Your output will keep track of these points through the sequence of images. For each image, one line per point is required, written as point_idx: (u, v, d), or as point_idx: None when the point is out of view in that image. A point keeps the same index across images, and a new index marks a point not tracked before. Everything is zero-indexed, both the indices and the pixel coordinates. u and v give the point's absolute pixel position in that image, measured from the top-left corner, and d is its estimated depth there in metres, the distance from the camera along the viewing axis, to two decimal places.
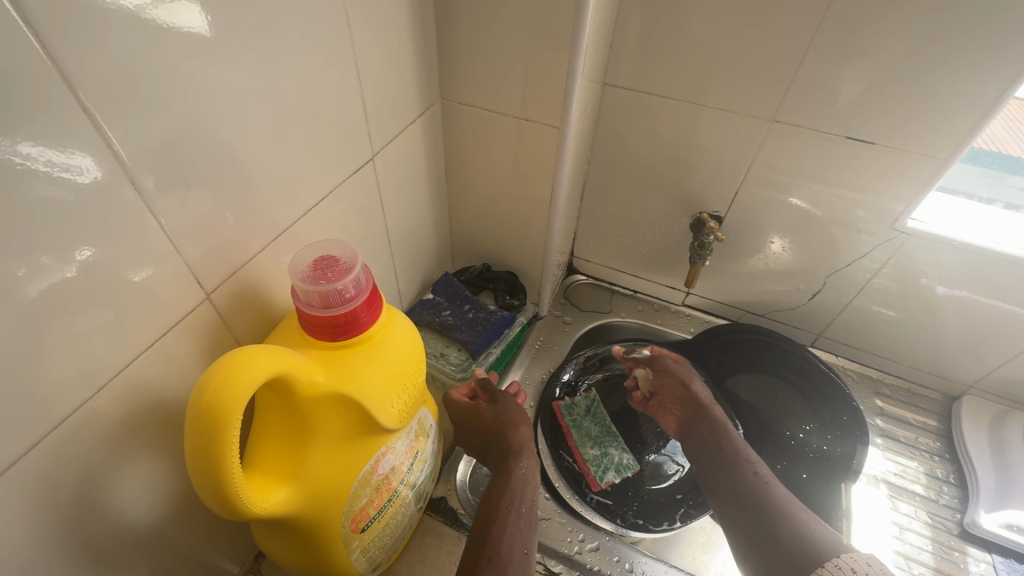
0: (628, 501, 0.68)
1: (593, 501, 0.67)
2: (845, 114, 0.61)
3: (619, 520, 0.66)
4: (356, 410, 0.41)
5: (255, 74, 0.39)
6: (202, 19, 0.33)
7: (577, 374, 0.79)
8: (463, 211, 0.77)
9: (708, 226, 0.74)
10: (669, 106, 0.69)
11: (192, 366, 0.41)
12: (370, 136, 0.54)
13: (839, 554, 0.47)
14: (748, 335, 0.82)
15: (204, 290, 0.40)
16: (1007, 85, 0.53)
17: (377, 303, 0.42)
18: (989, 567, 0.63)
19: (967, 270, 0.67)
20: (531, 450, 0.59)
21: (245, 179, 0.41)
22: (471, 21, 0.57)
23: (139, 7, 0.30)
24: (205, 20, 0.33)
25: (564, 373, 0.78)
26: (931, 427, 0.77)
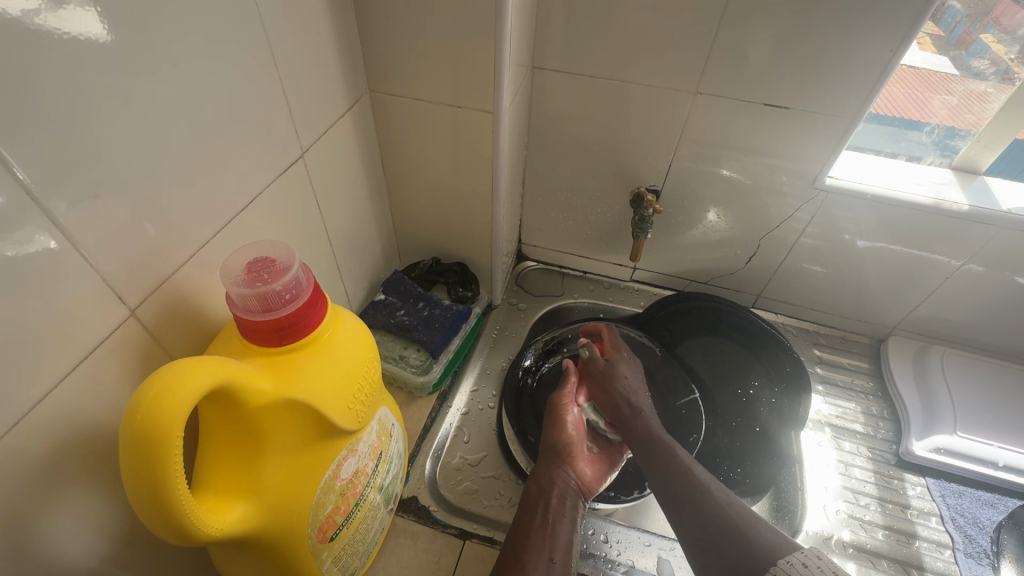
0: None
1: None
2: (761, 83, 0.64)
3: (592, 495, 0.68)
4: (311, 415, 0.39)
5: (164, 72, 0.36)
6: (100, 25, 0.31)
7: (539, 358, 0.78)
8: (405, 206, 0.76)
9: (648, 201, 0.76)
10: (598, 86, 0.70)
11: (123, 390, 0.38)
12: (297, 133, 0.52)
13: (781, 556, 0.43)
14: (695, 304, 0.85)
15: (128, 306, 0.37)
16: (898, 46, 0.57)
17: (322, 302, 0.41)
18: (924, 489, 0.69)
19: (880, 222, 0.72)
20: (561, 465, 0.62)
21: (164, 185, 0.38)
22: (392, 9, 0.55)
23: (27, 13, 0.27)
24: (104, 27, 0.31)
25: (525, 359, 0.77)
26: (864, 369, 0.83)
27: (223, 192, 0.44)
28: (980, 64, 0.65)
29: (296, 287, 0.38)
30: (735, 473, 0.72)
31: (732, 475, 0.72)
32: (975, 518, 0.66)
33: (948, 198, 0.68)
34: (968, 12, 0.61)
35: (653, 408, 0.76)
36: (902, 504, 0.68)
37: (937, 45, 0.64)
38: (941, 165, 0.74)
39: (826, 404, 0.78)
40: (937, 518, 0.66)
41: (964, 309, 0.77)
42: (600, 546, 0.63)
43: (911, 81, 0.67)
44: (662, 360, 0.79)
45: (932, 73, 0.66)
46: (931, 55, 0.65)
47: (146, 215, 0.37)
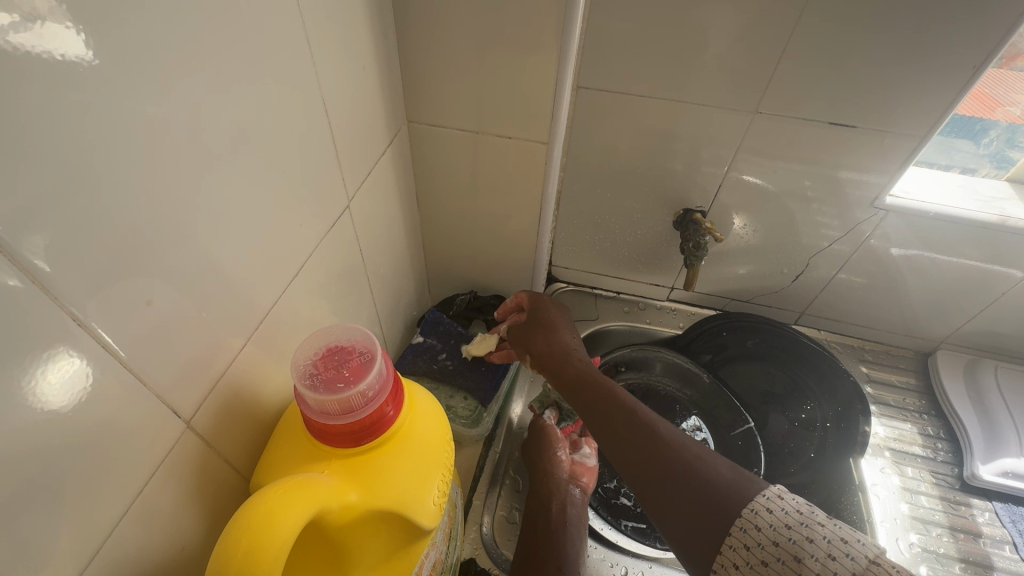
0: None
1: (628, 527, 0.65)
2: (827, 99, 0.60)
3: (660, 543, 0.64)
4: (399, 522, 0.34)
5: (207, 135, 0.30)
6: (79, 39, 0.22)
7: None
8: (439, 238, 0.70)
9: (706, 227, 0.72)
10: (647, 105, 0.65)
11: (184, 514, 0.32)
12: (343, 180, 0.46)
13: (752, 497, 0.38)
14: (741, 323, 0.81)
15: (184, 418, 0.31)
16: (982, 60, 0.53)
17: (401, 391, 0.35)
18: (992, 515, 0.67)
19: (937, 240, 0.69)
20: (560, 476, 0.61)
21: (215, 269, 0.32)
22: (437, 32, 0.49)
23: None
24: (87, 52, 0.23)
25: None
26: (913, 386, 0.81)
27: (271, 261, 0.38)
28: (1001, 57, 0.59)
29: (378, 382, 0.33)
30: None
31: None
32: None
33: (1011, 214, 0.65)
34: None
35: (708, 434, 0.74)
36: (974, 532, 0.66)
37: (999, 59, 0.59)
38: (995, 178, 0.71)
39: (882, 426, 0.76)
40: (1010, 546, 0.65)
41: (1018, 322, 0.75)
42: None
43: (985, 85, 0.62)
44: (714, 389, 0.75)
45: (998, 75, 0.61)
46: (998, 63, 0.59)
47: (197, 309, 0.31)
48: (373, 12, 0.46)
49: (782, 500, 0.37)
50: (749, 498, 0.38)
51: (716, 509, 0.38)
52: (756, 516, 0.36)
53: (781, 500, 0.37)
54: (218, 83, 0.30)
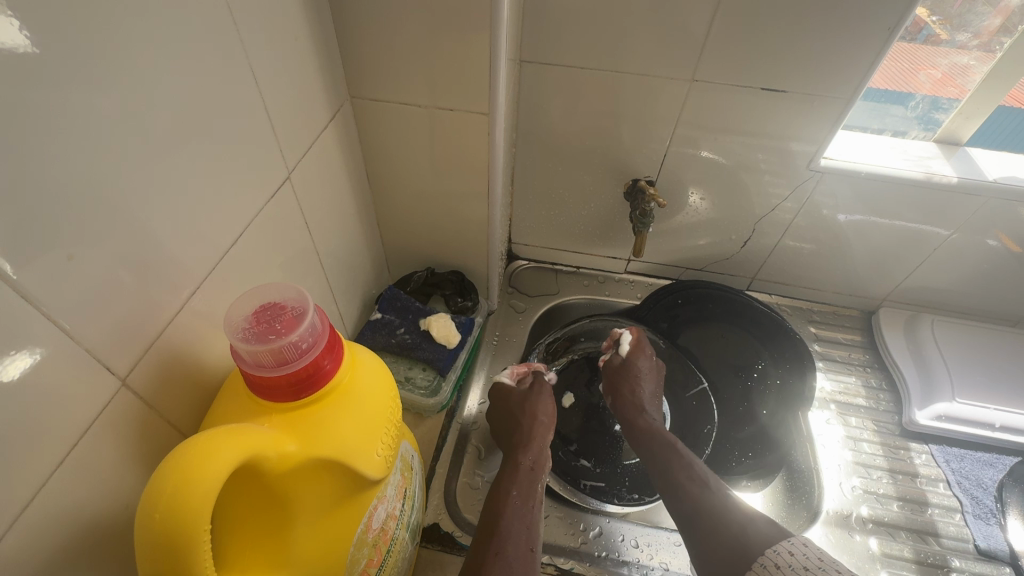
0: (620, 480, 0.69)
1: (587, 487, 0.68)
2: (758, 66, 0.62)
3: (618, 500, 0.67)
4: (341, 471, 0.36)
5: (132, 100, 0.31)
6: (18, 30, 0.24)
7: (545, 361, 0.77)
8: (393, 216, 0.71)
9: (648, 194, 0.74)
10: (589, 78, 0.67)
11: (123, 471, 0.33)
12: (282, 152, 0.46)
13: (779, 542, 0.47)
14: (695, 289, 0.83)
15: (118, 376, 0.32)
16: (897, 23, 0.56)
17: (338, 345, 0.37)
18: (929, 456, 0.72)
19: (872, 199, 0.73)
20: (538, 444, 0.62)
21: (144, 231, 0.33)
22: (371, 5, 0.50)
23: None
24: (24, 35, 0.24)
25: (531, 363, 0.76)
26: (858, 342, 0.85)
27: (209, 229, 0.39)
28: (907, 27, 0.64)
29: (312, 334, 0.34)
30: (746, 458, 0.74)
31: (744, 460, 0.74)
32: (979, 479, 0.70)
33: (937, 171, 0.69)
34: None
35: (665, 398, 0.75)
36: (911, 473, 0.70)
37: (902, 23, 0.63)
38: (924, 140, 0.74)
39: (828, 381, 0.79)
40: (944, 483, 0.69)
41: (949, 277, 0.80)
42: (633, 551, 0.62)
43: (902, 54, 0.66)
44: (668, 354, 0.78)
45: (905, 48, 0.66)
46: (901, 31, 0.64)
47: (127, 269, 0.32)
48: None
49: (803, 548, 0.45)
50: (776, 543, 0.46)
51: (752, 550, 0.47)
52: (777, 556, 0.45)
53: (801, 547, 0.45)
54: (141, 47, 0.31)
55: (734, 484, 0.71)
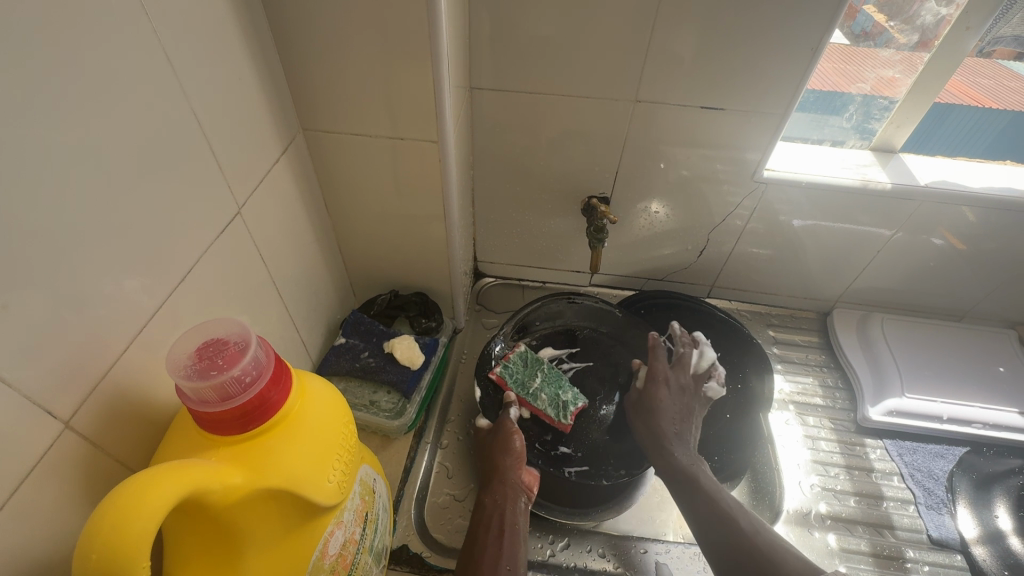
0: (603, 459, 0.69)
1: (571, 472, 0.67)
2: (694, 85, 0.66)
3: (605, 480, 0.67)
4: (290, 500, 0.36)
5: (72, 150, 0.32)
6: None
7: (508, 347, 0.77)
8: (353, 242, 0.73)
9: (600, 211, 0.76)
10: (538, 102, 0.70)
11: (68, 512, 0.34)
12: (231, 188, 0.48)
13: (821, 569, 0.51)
14: (656, 300, 0.87)
15: (61, 419, 0.32)
16: (819, 44, 0.60)
17: (285, 376, 0.38)
18: (883, 451, 0.75)
19: (815, 205, 0.76)
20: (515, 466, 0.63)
21: (87, 275, 0.34)
22: (316, 43, 0.52)
23: None
24: None
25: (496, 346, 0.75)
26: (815, 343, 0.88)
27: (157, 267, 0.40)
28: (864, 32, 0.67)
29: (255, 367, 0.35)
30: (713, 462, 0.72)
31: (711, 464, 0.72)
32: (930, 470, 0.72)
33: (873, 178, 0.73)
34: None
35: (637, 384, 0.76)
36: (867, 468, 0.73)
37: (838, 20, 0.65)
38: (860, 148, 0.78)
39: (787, 382, 0.82)
40: (898, 476, 0.72)
41: (893, 276, 0.84)
42: (599, 562, 0.64)
43: (835, 57, 0.69)
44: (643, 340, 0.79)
45: (844, 47, 0.68)
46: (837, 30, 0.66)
47: (69, 314, 0.33)
48: (248, 28, 0.48)
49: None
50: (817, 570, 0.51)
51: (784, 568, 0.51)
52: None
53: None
54: (80, 98, 0.32)
55: None
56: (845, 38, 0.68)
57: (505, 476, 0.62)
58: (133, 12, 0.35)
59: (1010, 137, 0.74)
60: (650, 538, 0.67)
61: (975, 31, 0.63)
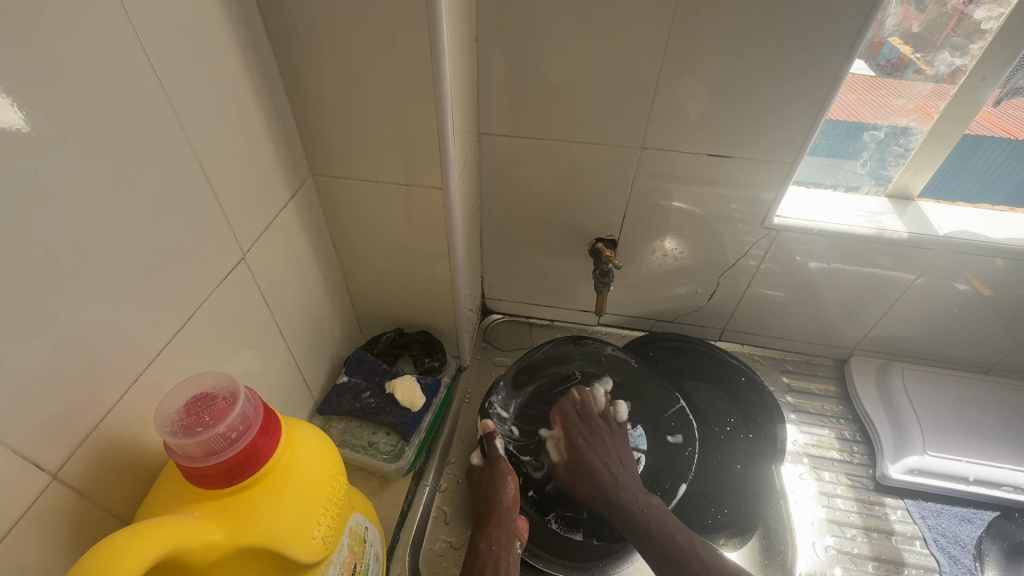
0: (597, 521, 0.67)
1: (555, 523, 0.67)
2: (697, 131, 0.66)
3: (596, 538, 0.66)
4: (271, 557, 0.36)
5: (76, 205, 0.34)
6: (16, 110, 0.30)
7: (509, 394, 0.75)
8: (361, 281, 0.74)
9: (606, 255, 0.76)
10: (544, 146, 0.71)
11: (51, 564, 0.34)
12: (235, 235, 0.49)
13: None
14: (663, 342, 0.85)
15: (48, 471, 0.33)
16: (825, 94, 0.60)
17: (275, 428, 0.38)
18: (905, 512, 0.71)
19: (830, 251, 0.74)
20: (505, 512, 0.62)
21: (86, 327, 0.35)
22: (326, 95, 0.54)
23: None
24: None
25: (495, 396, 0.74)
26: (832, 392, 0.85)
27: (155, 315, 0.41)
28: (890, 65, 0.65)
29: (241, 423, 0.35)
30: (722, 515, 0.70)
31: (719, 516, 0.70)
32: (956, 536, 0.68)
33: (889, 227, 0.71)
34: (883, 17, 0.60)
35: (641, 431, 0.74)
36: (886, 531, 0.69)
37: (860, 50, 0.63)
38: (877, 194, 0.77)
39: (801, 434, 0.79)
40: (921, 541, 0.68)
41: (915, 325, 0.81)
42: None
43: (854, 88, 0.67)
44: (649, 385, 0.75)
45: (868, 79, 0.66)
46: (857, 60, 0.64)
47: (66, 366, 0.34)
48: (259, 83, 0.51)
49: None
50: None
51: None
52: None
53: None
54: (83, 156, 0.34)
55: (711, 543, 0.68)
56: (868, 69, 0.65)
57: (504, 519, 0.62)
58: (140, 75, 0.37)
59: None
60: None
61: (991, 81, 0.62)
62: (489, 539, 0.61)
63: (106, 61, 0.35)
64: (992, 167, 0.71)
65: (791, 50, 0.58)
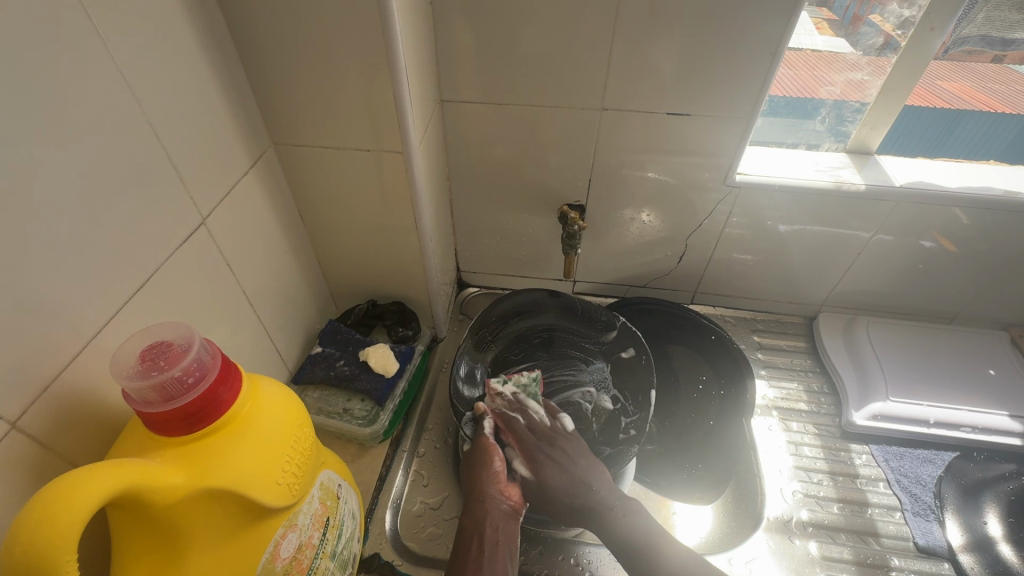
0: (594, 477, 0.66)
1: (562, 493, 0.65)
2: (659, 90, 0.67)
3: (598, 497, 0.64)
4: (235, 501, 0.37)
5: (21, 162, 0.34)
6: None
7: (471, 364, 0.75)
8: (331, 253, 0.74)
9: (571, 217, 0.77)
10: (508, 111, 0.71)
11: (15, 510, 0.35)
12: (195, 201, 0.50)
13: None
14: (637, 305, 0.86)
15: (7, 420, 0.34)
16: (778, 47, 0.61)
17: (235, 377, 0.39)
18: (869, 456, 0.73)
19: (794, 208, 0.76)
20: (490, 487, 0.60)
21: (39, 282, 0.36)
22: (282, 61, 0.54)
23: None
24: None
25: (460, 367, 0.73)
26: (800, 348, 0.87)
27: (111, 276, 0.41)
28: (872, 43, 0.68)
29: (198, 368, 0.36)
30: (696, 469, 0.72)
31: (694, 471, 0.71)
32: (918, 476, 0.71)
33: (846, 180, 0.72)
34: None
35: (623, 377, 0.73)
36: (852, 474, 0.71)
37: (833, 28, 0.69)
38: (836, 150, 0.78)
39: (771, 388, 0.81)
40: (884, 483, 0.70)
41: (880, 279, 0.83)
42: (572, 571, 0.63)
43: (809, 63, 0.71)
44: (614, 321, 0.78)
45: (851, 57, 0.70)
46: (830, 38, 0.69)
47: (20, 319, 0.35)
48: (211, 48, 0.50)
49: None
50: None
51: None
52: None
53: None
54: (24, 111, 0.34)
55: (687, 496, 0.69)
56: (850, 48, 0.69)
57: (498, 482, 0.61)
58: (84, 33, 0.37)
59: (993, 142, 0.74)
60: None
61: (939, 31, 0.63)
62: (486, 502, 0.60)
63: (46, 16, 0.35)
64: (956, 128, 0.74)
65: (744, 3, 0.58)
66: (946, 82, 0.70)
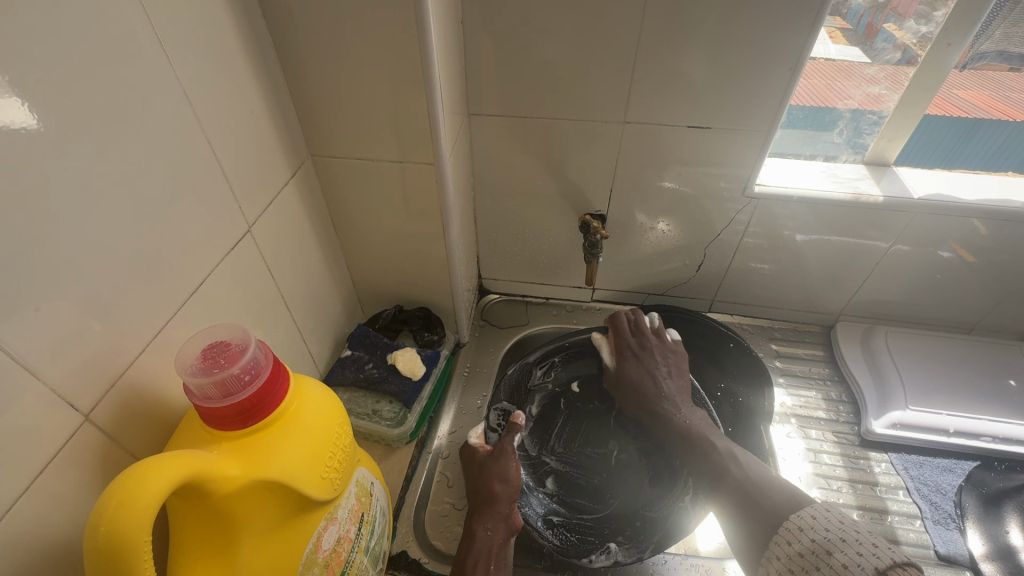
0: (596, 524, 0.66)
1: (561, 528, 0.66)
2: (679, 104, 0.69)
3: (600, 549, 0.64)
4: (283, 493, 0.39)
5: (95, 172, 0.37)
6: (45, 83, 0.33)
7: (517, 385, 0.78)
8: (360, 260, 0.77)
9: (594, 227, 0.79)
10: (532, 124, 0.74)
11: (83, 496, 0.38)
12: (240, 209, 0.53)
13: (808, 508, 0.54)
14: (655, 313, 0.88)
15: (81, 411, 0.37)
16: (796, 62, 0.63)
17: (284, 376, 0.41)
18: (888, 465, 0.74)
19: (812, 218, 0.77)
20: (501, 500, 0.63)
21: (109, 284, 0.39)
22: (322, 76, 0.57)
23: None
24: (31, 113, 0.33)
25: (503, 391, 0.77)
26: (819, 356, 0.88)
27: (167, 279, 0.44)
28: (885, 48, 0.69)
29: (253, 367, 0.39)
30: None
31: None
32: (937, 485, 0.71)
33: (864, 191, 0.73)
34: (869, 4, 0.66)
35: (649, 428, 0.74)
36: (871, 482, 0.72)
37: (846, 36, 0.69)
38: (854, 162, 0.79)
39: (789, 396, 0.82)
40: (904, 491, 0.71)
41: (898, 289, 0.84)
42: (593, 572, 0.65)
43: (824, 72, 0.71)
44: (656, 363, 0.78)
45: (863, 63, 0.70)
46: (844, 47, 0.69)
47: (92, 318, 0.38)
48: (258, 65, 0.54)
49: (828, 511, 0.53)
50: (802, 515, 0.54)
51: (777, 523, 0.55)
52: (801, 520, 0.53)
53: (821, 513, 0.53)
54: (98, 125, 0.37)
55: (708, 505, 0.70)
56: (864, 56, 0.70)
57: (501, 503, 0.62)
58: (150, 54, 0.40)
59: (1012, 151, 0.75)
60: (652, 551, 0.66)
61: (957, 46, 0.64)
62: (485, 526, 0.61)
63: (119, 40, 0.38)
64: (973, 137, 0.75)
65: (763, 19, 0.60)
66: (964, 91, 0.71)
